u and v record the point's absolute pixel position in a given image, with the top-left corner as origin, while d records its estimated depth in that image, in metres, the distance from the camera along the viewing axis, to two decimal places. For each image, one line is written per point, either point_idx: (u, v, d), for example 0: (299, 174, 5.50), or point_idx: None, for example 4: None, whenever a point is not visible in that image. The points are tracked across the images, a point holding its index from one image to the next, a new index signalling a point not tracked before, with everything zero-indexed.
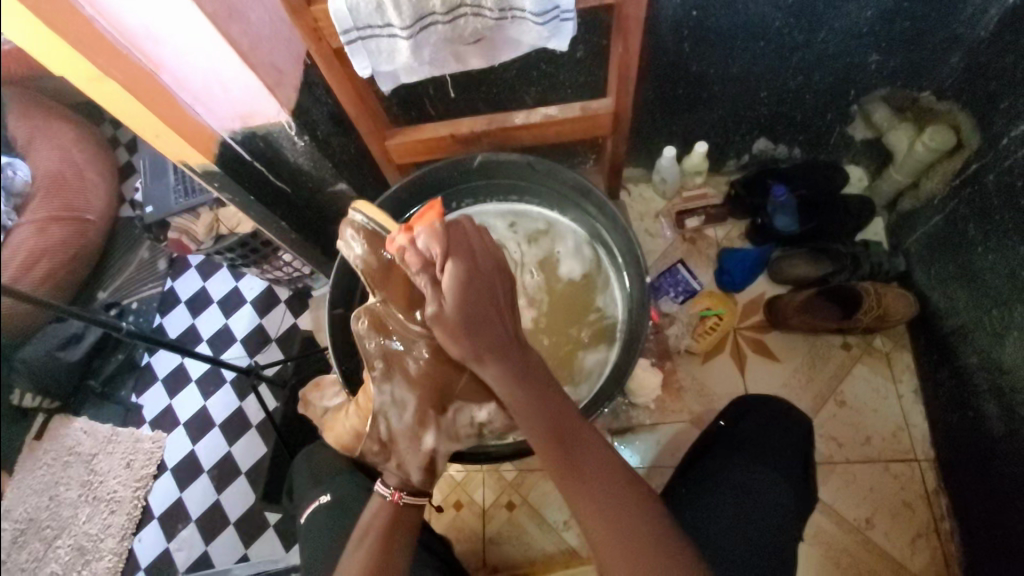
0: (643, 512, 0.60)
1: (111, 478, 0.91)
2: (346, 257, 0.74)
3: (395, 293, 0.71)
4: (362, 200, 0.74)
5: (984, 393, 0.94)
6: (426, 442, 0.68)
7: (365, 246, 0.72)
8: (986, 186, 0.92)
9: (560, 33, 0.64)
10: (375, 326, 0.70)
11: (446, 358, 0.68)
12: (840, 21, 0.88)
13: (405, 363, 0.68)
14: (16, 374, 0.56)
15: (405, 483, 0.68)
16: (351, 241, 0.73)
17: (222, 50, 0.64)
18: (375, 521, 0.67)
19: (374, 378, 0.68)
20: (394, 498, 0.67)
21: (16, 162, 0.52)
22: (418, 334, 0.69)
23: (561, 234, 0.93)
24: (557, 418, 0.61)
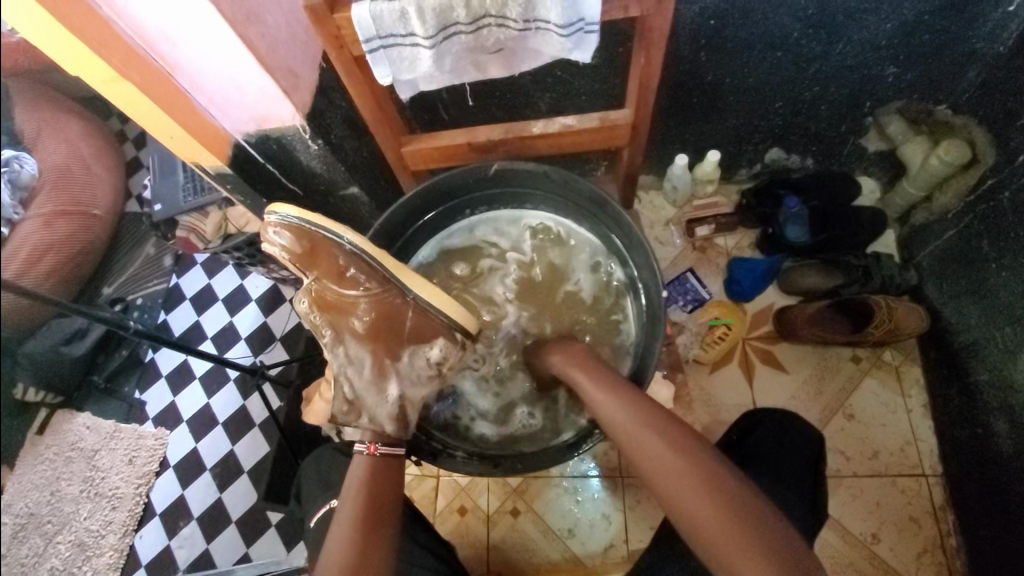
0: (691, 453, 0.66)
1: (113, 474, 0.89)
2: (272, 255, 0.74)
3: (324, 271, 0.74)
4: (274, 200, 0.73)
5: (993, 410, 0.93)
6: (391, 392, 0.77)
7: (289, 241, 0.72)
8: (1002, 203, 0.91)
9: (583, 44, 0.63)
10: (318, 304, 0.76)
11: (385, 311, 0.76)
12: (860, 33, 0.88)
13: (350, 324, 0.76)
14: (18, 369, 0.55)
15: (379, 435, 0.76)
16: (280, 241, 0.72)
17: (240, 55, 0.63)
18: (354, 483, 0.72)
19: (329, 346, 0.76)
20: (370, 451, 0.75)
21: (23, 155, 0.53)
22: (357, 300, 0.75)
23: (575, 248, 0.95)
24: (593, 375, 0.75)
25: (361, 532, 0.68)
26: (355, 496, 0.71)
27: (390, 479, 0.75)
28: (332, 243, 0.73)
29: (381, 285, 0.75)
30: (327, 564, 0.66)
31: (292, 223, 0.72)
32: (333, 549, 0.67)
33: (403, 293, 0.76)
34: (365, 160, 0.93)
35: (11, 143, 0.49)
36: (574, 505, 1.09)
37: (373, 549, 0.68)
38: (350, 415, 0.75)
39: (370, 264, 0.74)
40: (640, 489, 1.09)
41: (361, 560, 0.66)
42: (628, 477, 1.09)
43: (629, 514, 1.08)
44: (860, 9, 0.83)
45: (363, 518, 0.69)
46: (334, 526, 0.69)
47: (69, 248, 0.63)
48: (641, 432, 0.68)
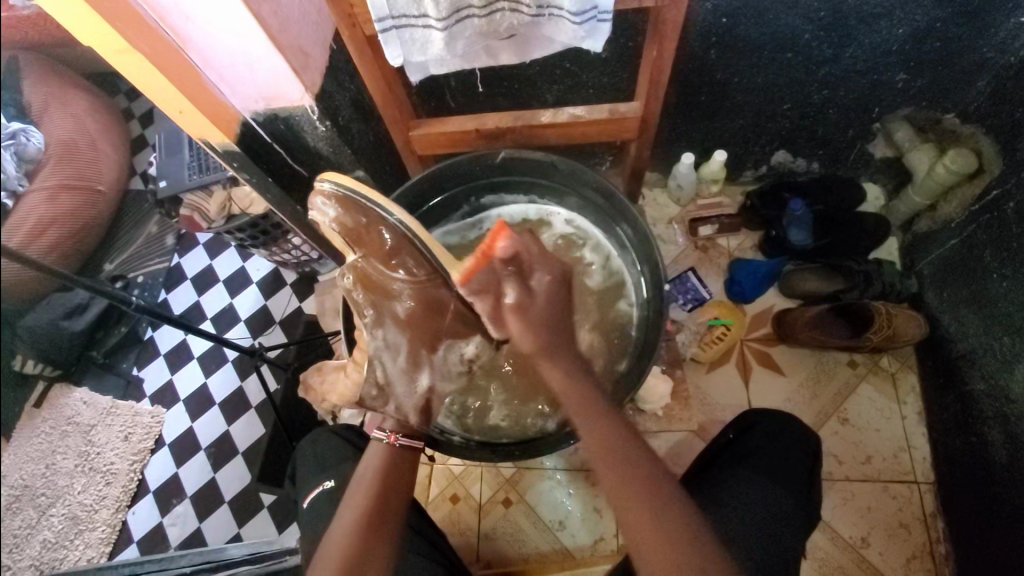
0: (667, 501, 0.62)
1: (107, 449, 0.94)
2: (320, 224, 0.75)
3: (369, 249, 0.75)
4: (328, 168, 0.74)
5: (988, 420, 0.94)
6: (421, 383, 0.78)
7: (338, 212, 0.73)
8: (1006, 213, 0.91)
9: (596, 33, 0.63)
10: (360, 282, 0.75)
11: (428, 301, 0.76)
12: (871, 37, 0.87)
13: (392, 309, 0.76)
14: (19, 341, 0.54)
15: (400, 427, 0.77)
16: (326, 210, 0.73)
17: (252, 29, 0.63)
18: (369, 472, 0.73)
19: (368, 327, 0.75)
20: (390, 440, 0.76)
21: (29, 129, 0.51)
22: (400, 286, 0.75)
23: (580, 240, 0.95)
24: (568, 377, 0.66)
25: (364, 521, 0.67)
26: (367, 483, 0.71)
27: (401, 471, 0.74)
28: (379, 219, 0.74)
29: (428, 274, 0.76)
30: (329, 553, 0.65)
31: (343, 193, 0.73)
32: (334, 537, 0.66)
33: (449, 286, 0.76)
34: (372, 144, 0.93)
35: (18, 113, 0.48)
36: (567, 498, 1.10)
37: (378, 541, 0.66)
38: (378, 399, 0.76)
39: (423, 252, 0.75)
40: None
41: (363, 549, 0.65)
42: None
43: None
44: (873, 13, 0.83)
45: (370, 508, 0.68)
46: (341, 512, 0.68)
47: (69, 222, 0.62)
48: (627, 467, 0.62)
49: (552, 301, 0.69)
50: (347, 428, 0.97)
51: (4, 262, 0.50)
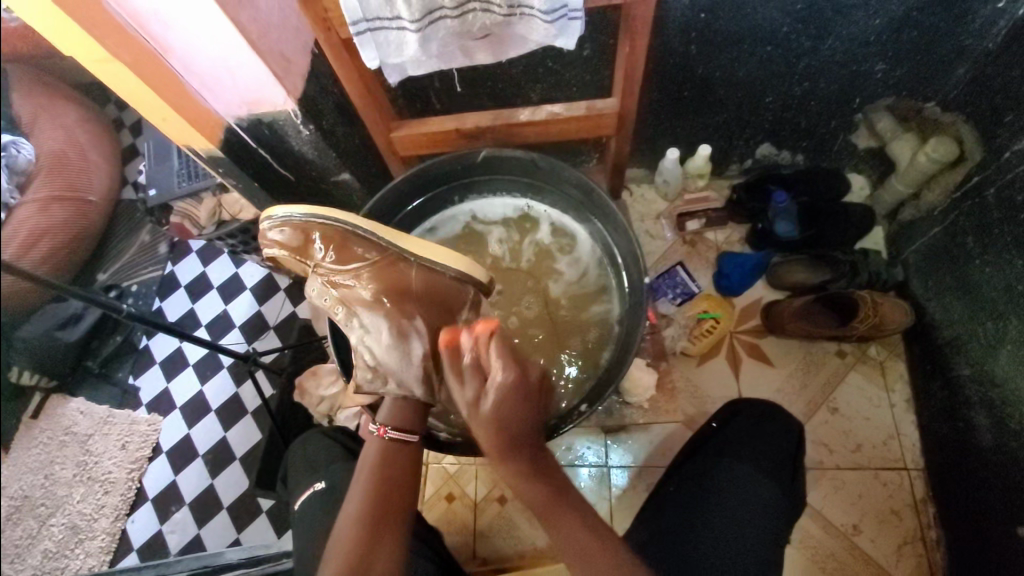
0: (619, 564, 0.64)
1: (105, 457, 0.97)
2: (279, 254, 0.78)
3: (323, 247, 0.76)
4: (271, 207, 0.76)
5: (975, 405, 0.95)
6: (414, 353, 0.76)
7: (292, 237, 0.76)
8: (986, 199, 0.92)
9: (567, 31, 0.65)
10: (330, 282, 0.77)
11: (392, 280, 0.76)
12: (848, 29, 0.88)
13: (358, 297, 0.77)
14: (14, 352, 0.55)
15: (390, 419, 0.74)
16: (281, 236, 0.76)
17: (230, 35, 0.63)
18: (369, 464, 0.70)
19: (344, 320, 0.78)
20: (379, 433, 0.73)
21: (20, 141, 0.56)
22: (359, 272, 0.76)
23: (562, 234, 0.95)
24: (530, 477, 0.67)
25: (370, 516, 0.66)
26: (365, 476, 0.69)
27: (407, 466, 0.71)
28: (326, 227, 0.75)
29: (380, 254, 0.76)
30: (334, 551, 0.64)
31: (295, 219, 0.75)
32: (339, 536, 0.65)
33: (401, 258, 0.77)
34: (357, 147, 0.95)
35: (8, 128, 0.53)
36: None
37: (384, 539, 0.66)
38: (375, 382, 0.75)
39: (369, 238, 0.76)
40: (625, 478, 1.10)
41: (367, 547, 0.64)
42: (614, 467, 1.11)
43: (616, 503, 1.09)
44: (848, 5, 0.84)
45: (375, 503, 0.67)
46: (344, 506, 0.68)
47: (62, 232, 0.63)
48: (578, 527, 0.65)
49: (525, 404, 0.68)
50: (338, 430, 0.98)
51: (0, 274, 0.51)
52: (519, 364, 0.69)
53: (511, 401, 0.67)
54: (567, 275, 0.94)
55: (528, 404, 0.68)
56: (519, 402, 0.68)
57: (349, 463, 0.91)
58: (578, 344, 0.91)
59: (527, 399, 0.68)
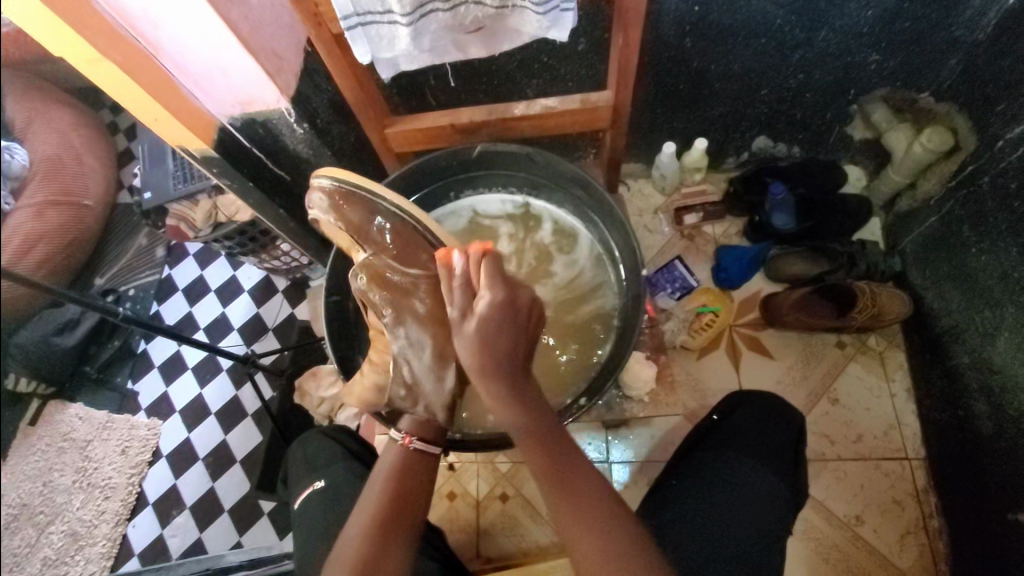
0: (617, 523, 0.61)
1: (106, 464, 0.94)
2: (323, 226, 0.76)
3: (383, 249, 0.77)
4: (324, 166, 0.77)
5: (975, 393, 0.94)
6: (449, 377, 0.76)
7: (337, 207, 0.75)
8: (983, 187, 0.92)
9: (560, 23, 0.65)
10: (372, 279, 0.76)
11: (443, 294, 0.77)
12: (841, 20, 0.88)
13: (411, 306, 0.76)
14: (11, 358, 0.55)
15: (416, 428, 0.74)
16: (323, 206, 0.75)
17: (222, 33, 0.63)
18: (385, 470, 0.71)
19: (387, 327, 0.76)
20: (405, 441, 0.73)
21: (15, 146, 0.50)
22: (413, 278, 0.77)
23: (564, 229, 0.95)
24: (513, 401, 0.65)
25: (380, 521, 0.66)
26: (381, 484, 0.69)
27: (422, 473, 0.72)
28: (369, 201, 0.76)
29: (439, 267, 0.77)
30: (343, 554, 0.64)
31: (343, 187, 0.76)
32: (345, 548, 0.64)
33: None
34: (352, 145, 0.94)
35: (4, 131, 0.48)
36: None
37: (389, 539, 0.65)
38: (407, 399, 0.76)
39: (432, 245, 0.78)
40: (627, 473, 1.10)
41: (376, 550, 0.64)
42: (616, 462, 1.11)
43: (618, 499, 1.09)
44: None
45: (385, 508, 0.67)
46: (352, 519, 0.67)
47: (59, 235, 0.62)
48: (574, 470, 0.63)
49: (510, 340, 0.66)
50: (341, 430, 0.97)
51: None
52: (508, 284, 0.67)
53: (499, 322, 0.66)
54: (568, 271, 0.94)
55: (516, 321, 0.67)
56: (510, 324, 0.66)
57: (350, 462, 0.91)
58: (577, 339, 0.91)
59: (517, 321, 0.67)
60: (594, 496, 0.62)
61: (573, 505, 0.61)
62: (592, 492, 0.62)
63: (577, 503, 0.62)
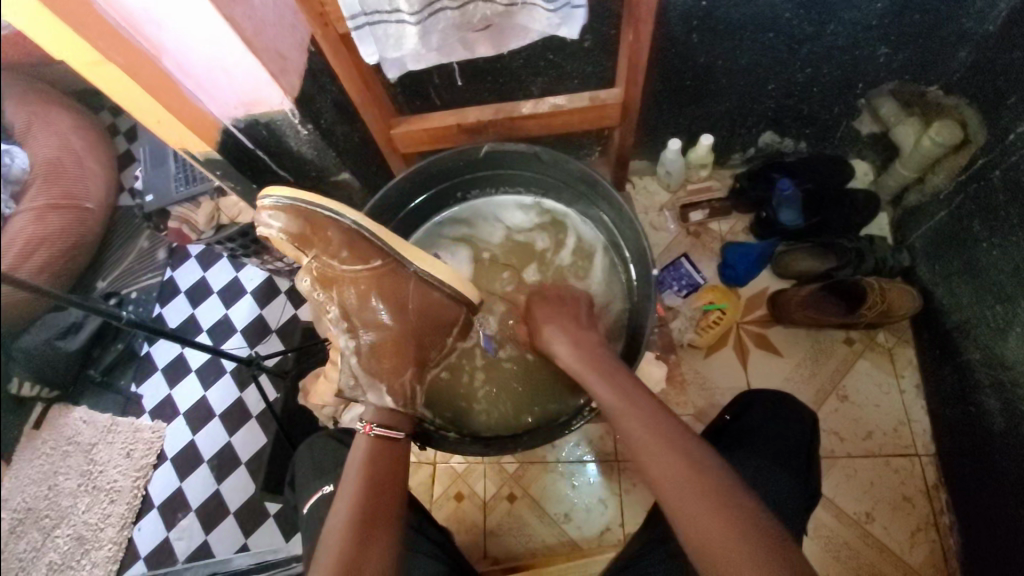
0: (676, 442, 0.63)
1: (112, 468, 0.95)
2: (269, 240, 0.74)
3: (328, 245, 0.74)
4: (269, 184, 0.74)
5: (985, 388, 0.94)
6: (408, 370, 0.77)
7: (285, 222, 0.73)
8: (992, 181, 0.91)
9: (570, 21, 0.64)
10: (319, 280, 0.76)
11: (390, 289, 0.77)
12: (850, 13, 0.87)
13: (362, 307, 0.76)
14: (14, 362, 0.54)
15: (375, 416, 0.74)
16: (273, 224, 0.72)
17: (228, 37, 0.63)
18: (357, 461, 0.70)
19: (334, 321, 0.77)
20: (366, 430, 0.72)
21: (13, 149, 0.50)
22: (359, 275, 0.76)
23: (581, 245, 0.95)
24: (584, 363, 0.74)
25: (361, 511, 0.65)
26: (359, 478, 0.68)
27: (392, 462, 0.71)
28: (314, 212, 0.74)
29: (384, 261, 0.77)
30: (327, 546, 0.63)
31: (284, 203, 0.73)
32: (328, 545, 0.63)
33: (403, 265, 0.78)
34: (357, 146, 0.94)
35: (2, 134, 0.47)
36: (571, 490, 1.09)
37: (376, 544, 0.64)
38: (358, 389, 0.75)
39: (371, 240, 0.76)
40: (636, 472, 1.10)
41: (359, 539, 0.63)
42: (622, 461, 1.10)
43: (625, 498, 1.08)
44: None
45: (366, 498, 0.66)
46: (335, 508, 0.65)
47: (61, 239, 0.62)
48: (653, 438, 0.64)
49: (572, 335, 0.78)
50: (347, 433, 0.96)
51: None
52: (390, 296, 0.76)
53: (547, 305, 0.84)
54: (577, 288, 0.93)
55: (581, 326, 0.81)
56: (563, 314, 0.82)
57: None
58: None
59: (417, 326, 0.78)
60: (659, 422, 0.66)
61: (645, 429, 0.65)
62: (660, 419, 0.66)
63: (646, 428, 0.65)
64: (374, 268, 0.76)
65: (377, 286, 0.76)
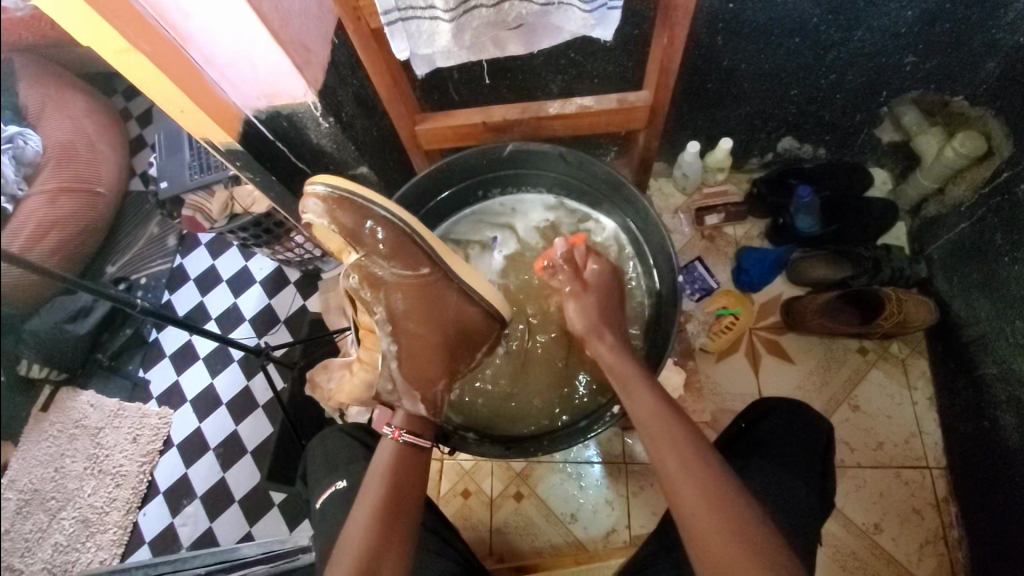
0: (704, 450, 0.66)
1: (120, 452, 1.05)
2: (317, 227, 0.72)
3: (376, 244, 0.73)
4: (321, 171, 0.73)
5: (1001, 404, 0.93)
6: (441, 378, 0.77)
7: (334, 212, 0.71)
8: (1018, 195, 0.90)
9: (605, 21, 0.63)
10: (366, 280, 0.74)
11: (433, 297, 0.76)
12: (880, 20, 0.86)
13: (394, 302, 0.74)
14: (23, 345, 0.53)
15: (406, 422, 0.74)
16: (320, 212, 0.71)
17: (254, 26, 0.62)
18: (381, 466, 0.71)
19: (380, 324, 0.74)
20: (394, 435, 0.73)
21: (27, 132, 0.50)
22: (405, 280, 0.74)
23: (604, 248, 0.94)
24: (623, 364, 0.75)
25: (381, 516, 0.66)
26: (379, 480, 0.69)
27: (415, 469, 0.72)
28: (367, 208, 0.72)
29: (431, 268, 0.75)
30: (344, 551, 0.64)
31: (335, 194, 0.72)
32: (347, 543, 0.64)
33: (448, 277, 0.77)
34: (376, 140, 0.93)
35: (13, 116, 0.47)
36: (578, 490, 1.09)
37: (391, 545, 0.64)
38: (394, 394, 0.75)
39: (420, 246, 0.74)
40: (643, 476, 1.09)
41: (378, 544, 0.64)
42: (630, 464, 1.10)
43: (633, 500, 1.08)
44: None
45: (385, 502, 0.67)
46: (356, 508, 0.67)
47: (72, 223, 0.61)
48: (685, 441, 0.67)
49: (614, 341, 0.78)
50: (358, 427, 0.96)
51: (5, 266, 0.49)
52: (435, 306, 0.76)
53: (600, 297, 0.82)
54: None
55: (621, 336, 0.81)
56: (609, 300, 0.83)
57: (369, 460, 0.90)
58: None
59: (458, 340, 0.78)
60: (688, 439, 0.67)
61: (673, 443, 0.66)
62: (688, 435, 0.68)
63: (677, 442, 0.66)
64: (421, 275, 0.75)
65: (417, 293, 0.75)
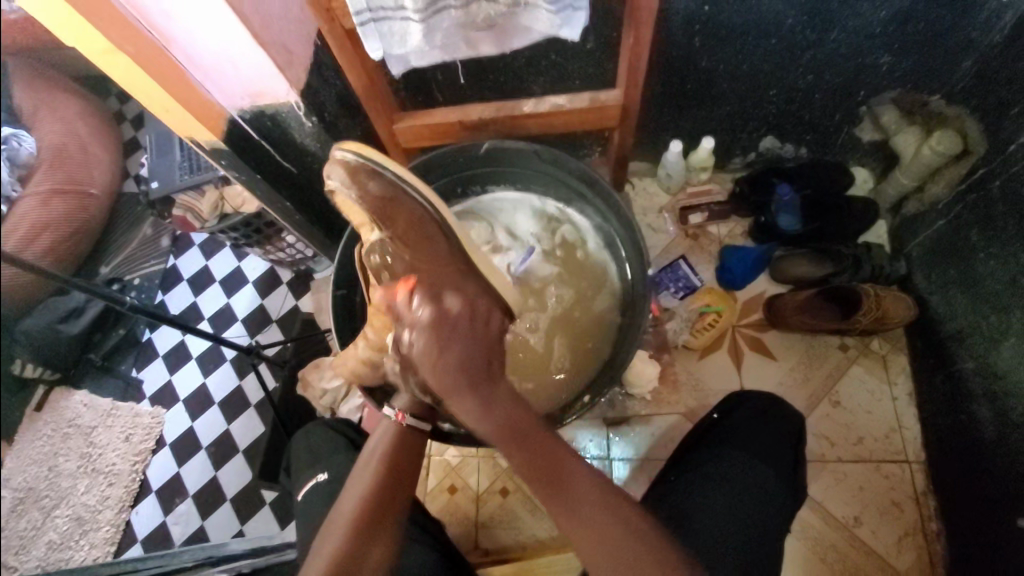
0: (618, 510, 0.62)
1: (110, 451, 0.92)
2: (341, 196, 0.73)
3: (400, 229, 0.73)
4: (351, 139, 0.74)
5: (977, 397, 0.94)
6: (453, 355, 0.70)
7: (359, 181, 0.72)
8: (992, 192, 0.91)
9: (572, 21, 0.65)
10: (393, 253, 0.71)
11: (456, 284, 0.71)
12: (853, 20, 0.87)
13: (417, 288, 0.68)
14: (18, 345, 0.55)
15: (409, 407, 0.75)
16: (342, 179, 0.72)
17: (234, 27, 0.64)
18: (381, 449, 0.72)
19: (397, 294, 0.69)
20: (399, 419, 0.74)
21: (22, 134, 0.51)
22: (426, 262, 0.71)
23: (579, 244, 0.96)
24: (478, 421, 0.64)
25: (376, 491, 0.68)
26: (377, 463, 0.71)
27: (414, 451, 0.74)
28: (394, 183, 0.73)
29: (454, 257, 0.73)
30: (340, 511, 0.66)
31: (367, 163, 0.73)
32: (342, 510, 0.66)
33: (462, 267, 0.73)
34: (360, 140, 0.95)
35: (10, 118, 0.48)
36: None
37: (378, 538, 0.64)
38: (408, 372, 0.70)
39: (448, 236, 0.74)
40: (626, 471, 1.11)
41: (373, 513, 0.66)
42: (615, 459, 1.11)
43: None
44: None
45: (381, 481, 0.69)
46: (353, 480, 0.69)
47: (65, 225, 0.63)
48: (602, 511, 0.62)
49: (463, 399, 0.64)
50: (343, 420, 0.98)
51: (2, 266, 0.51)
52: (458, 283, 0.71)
53: (444, 336, 0.66)
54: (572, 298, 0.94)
55: (473, 387, 0.65)
56: (463, 334, 0.67)
57: (352, 453, 0.92)
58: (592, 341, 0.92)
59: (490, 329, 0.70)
60: (575, 475, 0.63)
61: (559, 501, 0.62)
62: (573, 465, 0.64)
63: (565, 500, 0.62)
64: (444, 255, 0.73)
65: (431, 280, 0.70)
